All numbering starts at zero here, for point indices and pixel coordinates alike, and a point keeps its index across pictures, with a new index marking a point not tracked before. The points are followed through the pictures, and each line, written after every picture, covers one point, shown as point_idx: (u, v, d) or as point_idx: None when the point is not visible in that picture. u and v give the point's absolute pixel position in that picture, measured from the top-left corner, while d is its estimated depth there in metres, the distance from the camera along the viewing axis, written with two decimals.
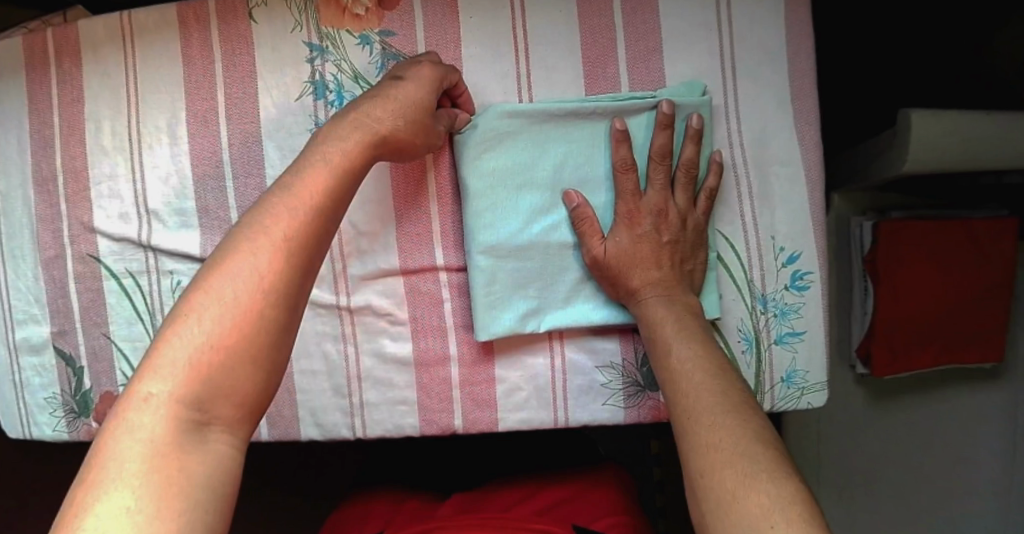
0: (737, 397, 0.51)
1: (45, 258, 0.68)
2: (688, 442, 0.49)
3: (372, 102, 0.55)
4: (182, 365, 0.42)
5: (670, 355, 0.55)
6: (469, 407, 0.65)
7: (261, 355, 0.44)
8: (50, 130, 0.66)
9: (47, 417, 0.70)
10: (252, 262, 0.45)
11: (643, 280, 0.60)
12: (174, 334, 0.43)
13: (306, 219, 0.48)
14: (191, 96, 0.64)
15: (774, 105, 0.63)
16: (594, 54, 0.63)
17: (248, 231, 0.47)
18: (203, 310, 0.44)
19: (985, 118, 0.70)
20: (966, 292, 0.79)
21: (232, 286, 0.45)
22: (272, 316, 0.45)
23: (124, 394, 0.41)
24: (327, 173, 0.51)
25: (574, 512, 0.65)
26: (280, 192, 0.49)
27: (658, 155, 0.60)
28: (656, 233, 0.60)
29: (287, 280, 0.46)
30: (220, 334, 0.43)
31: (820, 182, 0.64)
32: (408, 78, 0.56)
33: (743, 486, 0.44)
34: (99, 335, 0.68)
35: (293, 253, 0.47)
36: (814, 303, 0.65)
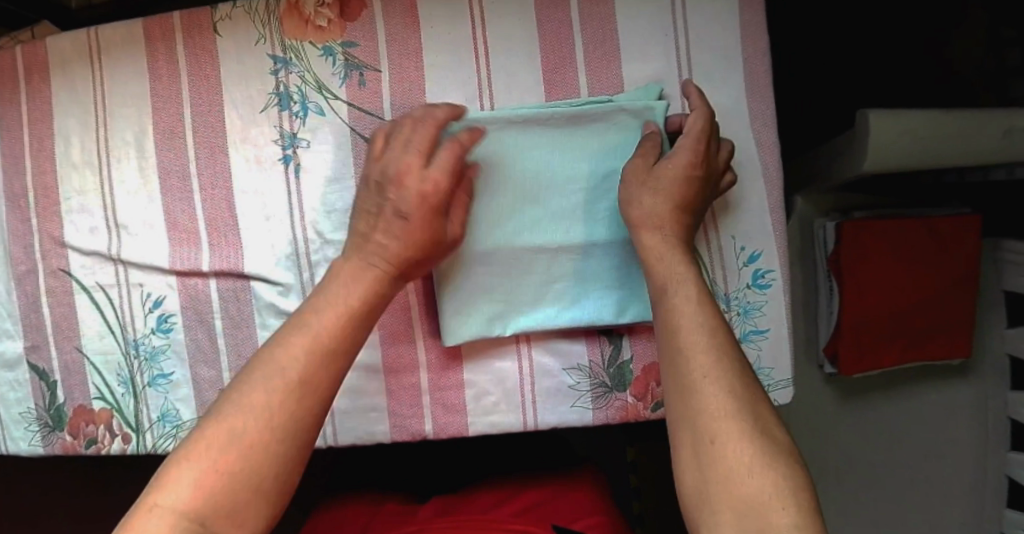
0: (745, 364, 0.49)
1: (18, 273, 0.69)
2: (702, 398, 0.46)
3: (372, 244, 0.55)
4: (188, 489, 0.44)
5: (676, 298, 0.52)
6: (438, 412, 0.66)
7: (259, 486, 0.45)
8: (21, 148, 0.68)
9: (22, 431, 0.70)
10: (263, 395, 0.47)
11: (677, 197, 0.57)
12: (186, 462, 0.45)
13: (318, 358, 0.49)
14: (158, 110, 0.65)
15: (731, 106, 0.64)
16: (553, 59, 0.64)
17: (260, 363, 0.49)
18: (215, 438, 0.45)
19: (945, 115, 0.71)
20: (932, 288, 0.80)
21: (241, 419, 0.46)
22: (278, 451, 0.46)
23: (137, 505, 0.43)
24: (348, 311, 0.52)
25: (551, 510, 0.65)
26: (295, 324, 0.51)
27: (698, 111, 0.59)
28: (705, 172, 0.59)
29: (299, 416, 0.48)
30: (226, 465, 0.45)
31: (778, 181, 0.65)
32: (405, 213, 0.55)
33: (756, 464, 0.43)
34: (71, 349, 0.68)
35: (302, 391, 0.48)
36: (777, 301, 0.66)
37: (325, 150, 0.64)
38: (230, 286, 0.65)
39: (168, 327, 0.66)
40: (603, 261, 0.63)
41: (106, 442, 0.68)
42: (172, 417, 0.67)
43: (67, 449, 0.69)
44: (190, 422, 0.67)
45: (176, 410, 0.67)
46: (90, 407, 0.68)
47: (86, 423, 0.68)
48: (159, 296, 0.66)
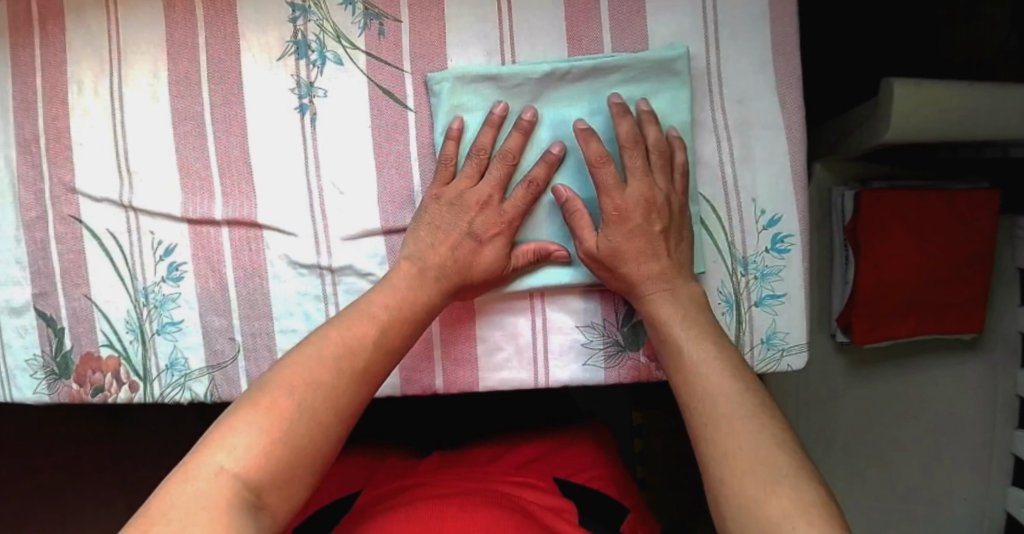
0: (753, 399, 0.51)
1: (27, 220, 0.68)
2: (710, 437, 0.50)
3: (438, 257, 0.60)
4: (248, 447, 0.48)
5: (683, 357, 0.56)
6: (449, 367, 0.65)
7: (309, 454, 0.50)
8: (33, 93, 0.66)
9: (28, 379, 0.69)
10: (324, 376, 0.53)
11: (642, 271, 0.60)
12: (246, 421, 0.49)
13: (371, 353, 0.56)
14: (174, 55, 0.64)
15: (756, 67, 0.63)
16: (577, 15, 0.63)
17: (319, 342, 0.55)
18: (278, 406, 0.50)
19: (967, 88, 0.70)
20: (946, 261, 0.80)
21: (302, 391, 0.51)
22: (331, 429, 0.52)
23: (196, 457, 0.47)
24: (401, 309, 0.58)
25: (555, 465, 0.64)
26: (354, 316, 0.57)
27: (628, 142, 0.59)
28: (647, 223, 0.60)
29: (349, 402, 0.53)
30: (285, 428, 0.49)
31: (802, 146, 0.64)
32: (479, 236, 0.60)
33: (763, 490, 0.46)
34: (79, 296, 0.68)
35: (355, 382, 0.54)
36: (795, 265, 0.65)
37: (342, 100, 0.63)
38: (243, 235, 0.64)
39: (179, 276, 0.66)
40: None
41: (113, 390, 0.68)
42: (181, 366, 0.67)
43: (73, 398, 0.69)
44: (198, 371, 0.67)
45: (185, 360, 0.67)
46: (98, 355, 0.68)
47: (93, 371, 0.68)
48: (170, 245, 0.66)
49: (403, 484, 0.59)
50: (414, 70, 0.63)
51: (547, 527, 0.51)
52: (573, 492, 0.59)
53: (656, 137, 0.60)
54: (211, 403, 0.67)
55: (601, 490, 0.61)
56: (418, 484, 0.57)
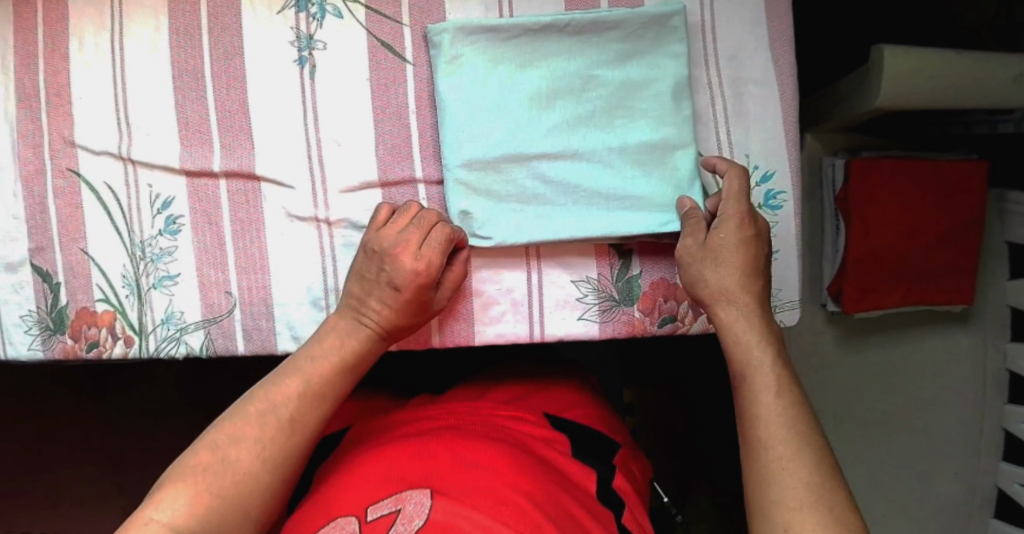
0: (811, 432, 0.51)
1: (25, 174, 0.68)
2: (763, 443, 0.51)
3: (366, 309, 0.60)
4: (182, 503, 0.48)
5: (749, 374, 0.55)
6: (443, 319, 0.65)
7: (242, 506, 0.51)
8: (33, 47, 0.67)
9: (22, 335, 0.69)
10: (249, 430, 0.53)
11: (741, 287, 0.59)
12: (180, 479, 0.50)
13: (299, 402, 0.56)
14: (174, 9, 0.65)
15: (748, 27, 0.65)
16: None
17: (245, 401, 0.55)
18: (205, 463, 0.51)
19: (955, 54, 0.72)
20: (937, 229, 0.81)
21: (234, 446, 0.52)
22: (263, 478, 0.53)
23: (132, 518, 0.48)
24: (326, 362, 0.58)
25: (542, 401, 0.64)
26: (281, 372, 0.57)
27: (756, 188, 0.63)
28: (757, 244, 0.60)
29: (280, 452, 0.54)
30: (217, 484, 0.50)
31: (794, 103, 0.66)
32: (397, 284, 0.59)
33: (802, 506, 0.47)
34: (76, 251, 0.68)
35: (285, 432, 0.55)
36: (786, 221, 0.66)
37: (341, 54, 0.64)
38: (241, 188, 0.65)
39: (177, 229, 0.66)
40: (617, 172, 0.63)
41: (108, 345, 0.68)
42: (177, 319, 0.67)
43: (68, 354, 0.69)
44: (194, 325, 0.66)
45: (180, 313, 0.67)
46: (93, 310, 0.68)
47: (88, 326, 0.68)
48: (169, 199, 0.66)
49: (385, 422, 0.59)
50: (413, 23, 0.64)
51: (539, 456, 0.53)
52: (564, 428, 0.59)
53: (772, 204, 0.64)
54: (206, 358, 0.67)
55: (591, 427, 0.61)
56: (400, 423, 0.57)
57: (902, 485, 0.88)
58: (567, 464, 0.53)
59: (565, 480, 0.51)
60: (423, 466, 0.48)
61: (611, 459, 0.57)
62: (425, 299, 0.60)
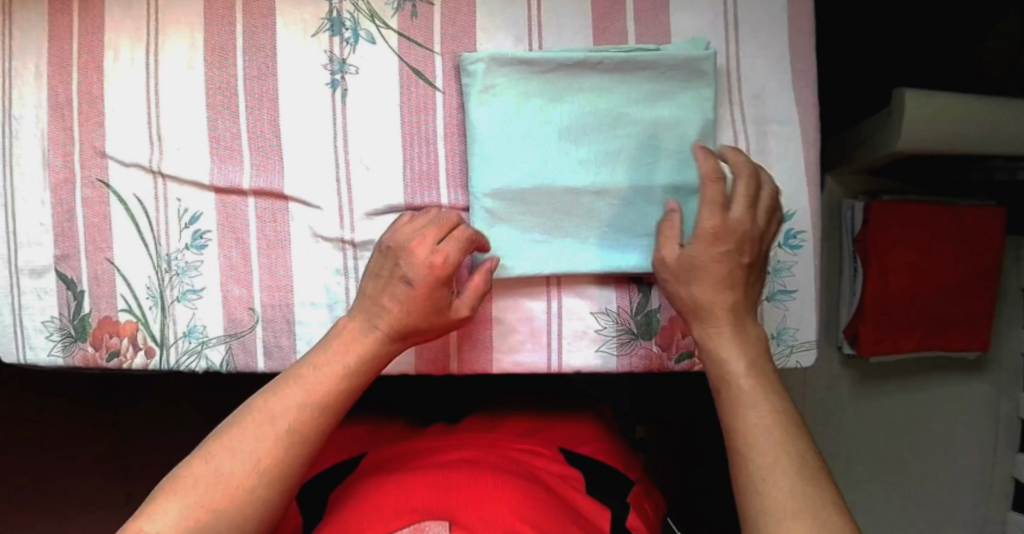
0: (802, 454, 0.50)
1: (54, 182, 0.69)
2: (754, 468, 0.50)
3: (380, 310, 0.58)
4: (173, 517, 0.47)
5: (736, 395, 0.54)
6: (464, 346, 0.66)
7: (237, 519, 0.49)
8: (67, 57, 0.67)
9: (43, 340, 0.70)
10: (248, 442, 0.51)
11: (716, 301, 0.57)
12: (174, 491, 0.49)
13: (297, 411, 0.53)
14: (210, 27, 0.65)
15: (774, 65, 0.65)
16: (604, 7, 0.64)
17: (246, 410, 0.53)
18: (198, 474, 0.49)
19: (975, 102, 0.72)
20: (954, 274, 0.81)
21: (229, 456, 0.50)
22: (260, 490, 0.50)
23: (123, 530, 0.47)
24: (330, 368, 0.55)
25: (558, 436, 0.65)
26: (284, 382, 0.54)
27: (744, 172, 0.59)
28: (737, 253, 0.58)
29: (278, 463, 0.51)
30: (210, 497, 0.49)
31: (816, 143, 0.65)
32: (412, 281, 0.57)
33: (788, 511, 0.47)
34: (101, 260, 0.68)
35: (283, 441, 0.52)
36: (806, 262, 0.66)
37: (372, 78, 0.65)
38: (269, 206, 0.66)
39: (203, 244, 0.67)
40: (640, 207, 0.64)
41: (129, 355, 0.68)
42: (198, 333, 0.67)
43: (88, 361, 0.69)
44: (215, 339, 0.67)
45: (202, 327, 0.67)
46: (116, 319, 0.68)
47: (110, 335, 0.68)
48: (197, 213, 0.67)
49: (412, 447, 0.60)
50: (444, 52, 0.64)
51: (557, 493, 0.53)
52: (578, 462, 0.60)
53: (769, 182, 0.60)
54: (226, 372, 0.68)
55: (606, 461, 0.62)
56: (423, 452, 0.58)
57: (910, 529, 0.89)
58: (583, 503, 0.54)
59: (584, 521, 0.51)
60: (443, 496, 0.48)
61: (625, 496, 0.57)
62: (441, 298, 0.58)
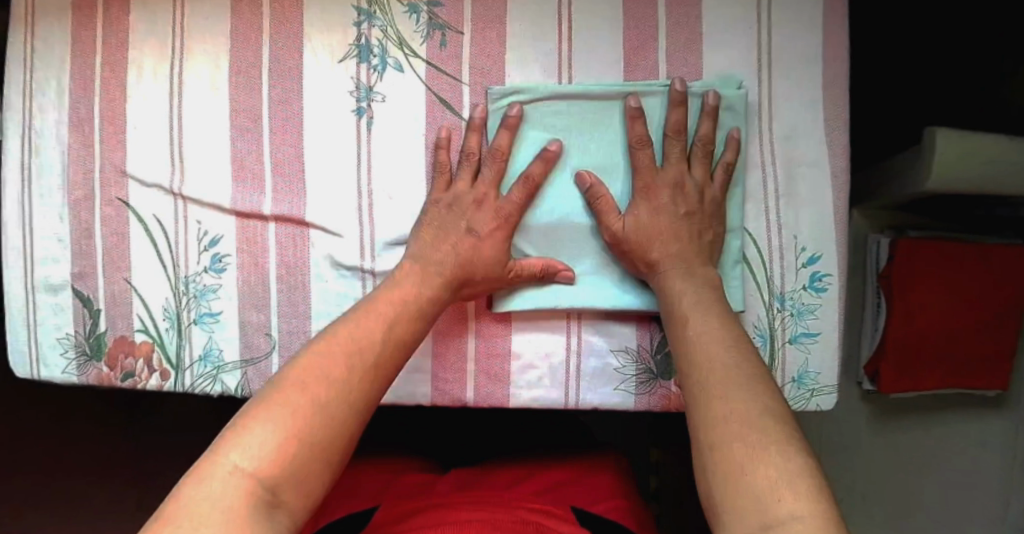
0: (750, 370, 0.51)
1: (73, 199, 0.68)
2: (705, 389, 0.51)
3: (439, 256, 0.60)
4: (266, 446, 0.46)
5: (687, 327, 0.55)
6: (481, 380, 0.65)
7: (319, 446, 0.49)
8: (89, 72, 0.67)
9: (58, 358, 0.69)
10: (335, 371, 0.52)
11: (663, 253, 0.60)
12: (257, 415, 0.48)
13: (371, 347, 0.54)
14: (236, 48, 0.65)
15: (806, 105, 0.64)
16: (635, 41, 0.63)
17: (334, 338, 0.54)
18: (288, 401, 0.49)
19: (1009, 143, 0.71)
20: (978, 314, 0.80)
21: (313, 381, 0.51)
22: (338, 422, 0.50)
23: (207, 459, 0.46)
24: (399, 310, 0.58)
25: (572, 493, 0.65)
26: (361, 315, 0.56)
27: (674, 131, 0.61)
28: (674, 205, 0.61)
29: (353, 398, 0.52)
30: (298, 424, 0.48)
31: (846, 186, 0.65)
32: (479, 233, 0.60)
33: (750, 457, 0.45)
34: (119, 279, 0.68)
35: (360, 378, 0.53)
36: (830, 305, 0.65)
37: (398, 106, 0.64)
38: (290, 232, 0.65)
39: (222, 267, 0.66)
40: None
41: (144, 376, 0.68)
42: (215, 357, 0.67)
43: (103, 381, 0.69)
44: (231, 364, 0.67)
45: (219, 351, 0.67)
46: (132, 339, 0.68)
47: (125, 356, 0.68)
48: (217, 236, 0.66)
49: (426, 504, 0.60)
50: (472, 83, 0.64)
51: None
52: (590, 520, 0.59)
53: (706, 131, 0.62)
54: (241, 397, 0.67)
55: (618, 520, 0.61)
56: (435, 507, 0.58)
57: None
58: None
59: None
60: None
61: None
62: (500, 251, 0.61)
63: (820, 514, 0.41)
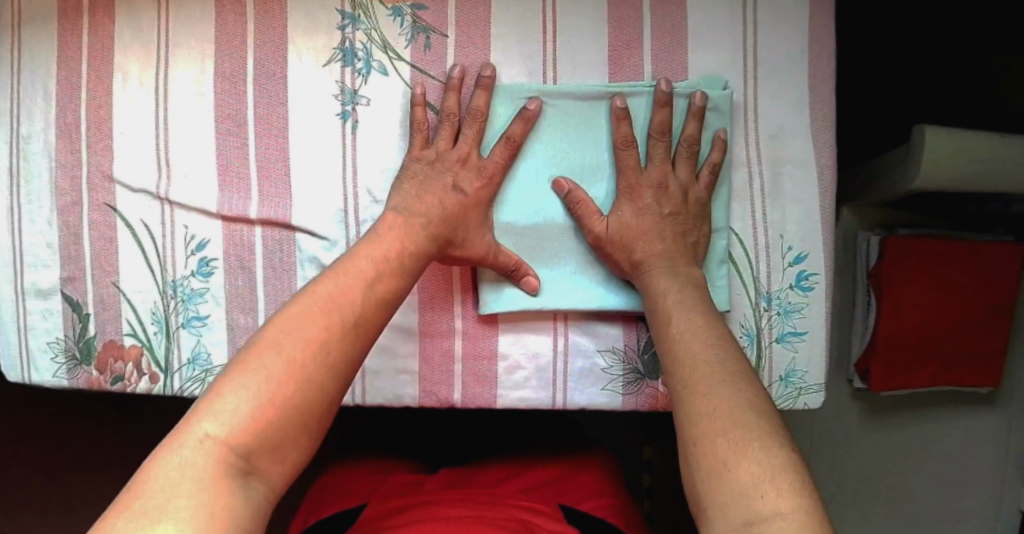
0: (734, 368, 0.51)
1: (61, 205, 0.68)
2: (689, 387, 0.51)
3: (420, 214, 0.59)
4: (239, 413, 0.46)
5: (670, 326, 0.56)
6: (468, 382, 0.65)
7: (298, 407, 0.48)
8: (76, 78, 0.67)
9: (48, 362, 0.70)
10: (313, 331, 0.50)
11: (648, 252, 0.60)
12: (233, 381, 0.47)
13: (351, 305, 0.53)
14: (221, 53, 0.65)
15: (792, 104, 0.64)
16: (620, 42, 0.63)
17: (309, 298, 0.53)
18: (263, 363, 0.48)
19: (998, 139, 0.71)
20: (969, 311, 0.80)
21: (288, 342, 0.50)
22: (318, 383, 0.49)
23: (182, 425, 0.45)
24: (381, 267, 0.56)
25: (559, 492, 0.66)
26: (340, 274, 0.55)
27: (658, 131, 0.61)
28: (657, 206, 0.61)
29: (334, 354, 0.51)
30: (274, 388, 0.47)
31: (832, 185, 0.65)
32: (464, 191, 0.60)
33: (733, 454, 0.45)
34: (108, 284, 0.68)
35: (340, 336, 0.52)
36: (817, 304, 0.65)
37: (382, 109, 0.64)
38: (276, 236, 0.65)
39: (209, 271, 0.66)
40: None
41: (133, 380, 0.68)
42: (203, 360, 0.67)
43: (93, 385, 0.69)
44: (220, 367, 0.67)
45: (207, 354, 0.67)
46: (121, 343, 0.68)
47: (114, 360, 0.68)
48: (204, 240, 0.66)
49: (414, 501, 0.60)
50: None
51: None
52: (577, 518, 0.60)
53: (694, 132, 0.62)
54: None
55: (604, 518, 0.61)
56: (434, 501, 0.59)
57: None
58: None
59: None
60: None
61: None
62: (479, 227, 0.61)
63: (803, 508, 0.41)
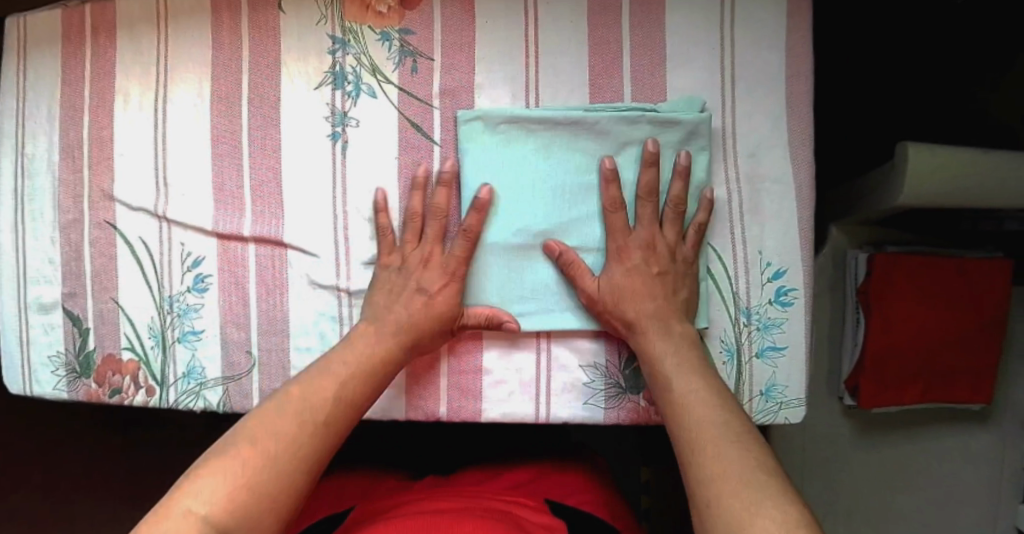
0: (739, 426, 0.53)
1: (64, 222, 0.71)
2: (695, 450, 0.53)
3: (392, 315, 0.63)
4: (216, 495, 0.50)
5: (672, 389, 0.58)
6: (454, 396, 0.67)
7: (268, 494, 0.52)
8: (78, 100, 0.69)
9: (49, 375, 0.72)
10: (288, 427, 0.56)
11: (638, 312, 0.62)
12: (213, 468, 0.52)
13: (325, 404, 0.58)
14: (217, 76, 0.67)
15: (769, 123, 0.66)
16: (600, 64, 0.65)
17: (285, 396, 0.58)
18: (241, 453, 0.53)
19: (979, 154, 0.72)
20: (954, 325, 0.80)
21: (267, 435, 0.55)
22: (289, 475, 0.54)
23: (166, 504, 0.50)
24: (356, 365, 0.61)
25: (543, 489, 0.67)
26: (316, 373, 0.60)
27: (645, 192, 0.63)
28: (646, 266, 0.63)
29: (305, 448, 0.56)
30: (246, 475, 0.52)
31: (810, 202, 0.66)
32: (428, 291, 0.63)
33: (748, 512, 0.47)
34: (107, 300, 0.70)
35: (314, 433, 0.57)
36: (796, 318, 0.66)
37: (371, 130, 0.66)
38: (268, 253, 0.67)
39: (204, 287, 0.69)
40: None
41: (130, 393, 0.70)
42: (197, 374, 0.69)
43: (91, 397, 0.71)
44: (213, 380, 0.69)
45: (202, 368, 0.69)
46: (119, 357, 0.70)
47: (113, 373, 0.70)
48: (199, 257, 0.69)
49: (402, 500, 0.62)
50: (443, 106, 0.66)
51: None
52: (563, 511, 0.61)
53: (679, 192, 0.63)
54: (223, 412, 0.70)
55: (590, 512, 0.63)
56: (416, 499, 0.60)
57: None
58: None
59: None
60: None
61: None
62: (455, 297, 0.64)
63: None
